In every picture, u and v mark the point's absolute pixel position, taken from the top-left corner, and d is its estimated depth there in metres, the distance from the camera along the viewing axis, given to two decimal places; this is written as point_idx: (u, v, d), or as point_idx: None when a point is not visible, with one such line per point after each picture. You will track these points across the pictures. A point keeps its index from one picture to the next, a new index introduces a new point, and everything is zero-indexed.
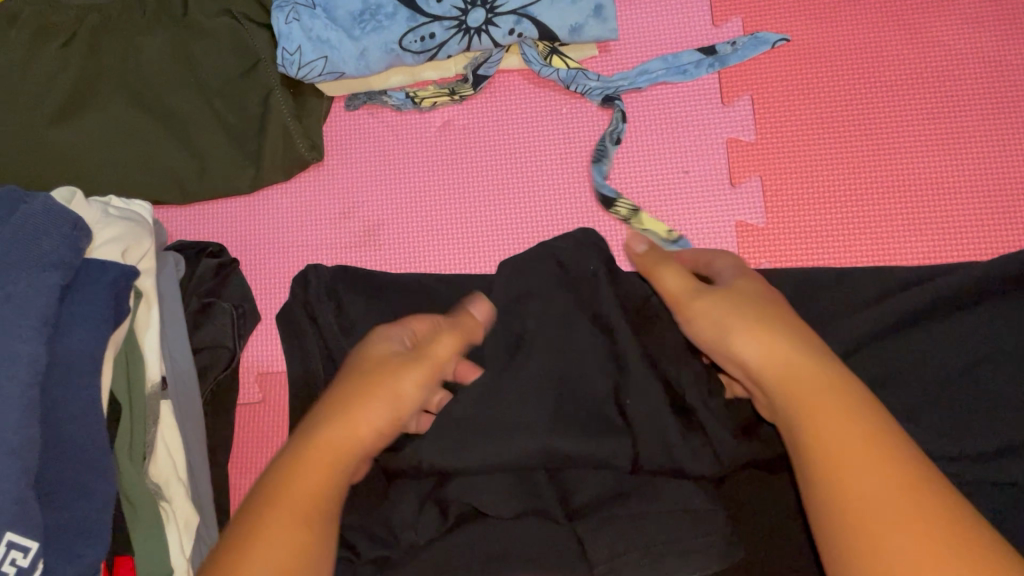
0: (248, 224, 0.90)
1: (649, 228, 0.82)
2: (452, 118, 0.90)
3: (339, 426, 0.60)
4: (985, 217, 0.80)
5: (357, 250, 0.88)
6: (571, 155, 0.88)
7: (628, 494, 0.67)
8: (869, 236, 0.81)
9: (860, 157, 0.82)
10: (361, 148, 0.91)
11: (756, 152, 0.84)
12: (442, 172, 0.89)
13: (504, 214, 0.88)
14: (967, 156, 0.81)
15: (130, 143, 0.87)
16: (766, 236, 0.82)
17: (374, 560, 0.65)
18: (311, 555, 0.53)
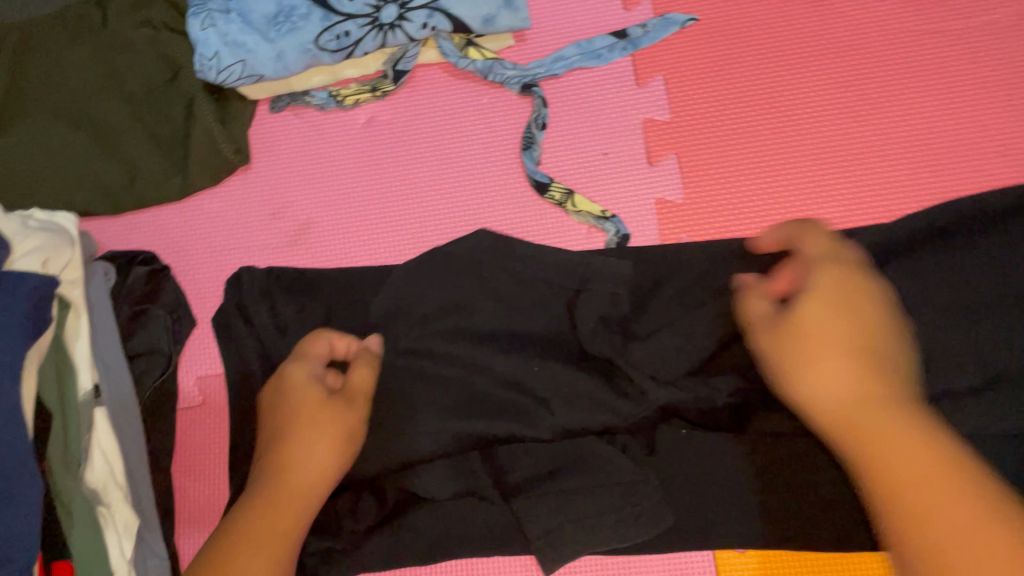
0: (180, 231, 0.91)
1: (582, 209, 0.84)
2: (375, 114, 0.91)
3: (306, 466, 0.64)
4: (894, 179, 0.82)
5: (287, 250, 0.89)
6: (493, 141, 0.89)
7: (561, 470, 0.70)
8: (784, 205, 0.83)
9: (771, 130, 0.85)
10: (288, 149, 0.92)
11: (672, 131, 0.86)
12: (368, 168, 0.90)
13: (431, 205, 0.88)
14: (873, 123, 0.84)
15: (56, 157, 0.88)
16: (686, 211, 0.84)
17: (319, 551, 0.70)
18: None
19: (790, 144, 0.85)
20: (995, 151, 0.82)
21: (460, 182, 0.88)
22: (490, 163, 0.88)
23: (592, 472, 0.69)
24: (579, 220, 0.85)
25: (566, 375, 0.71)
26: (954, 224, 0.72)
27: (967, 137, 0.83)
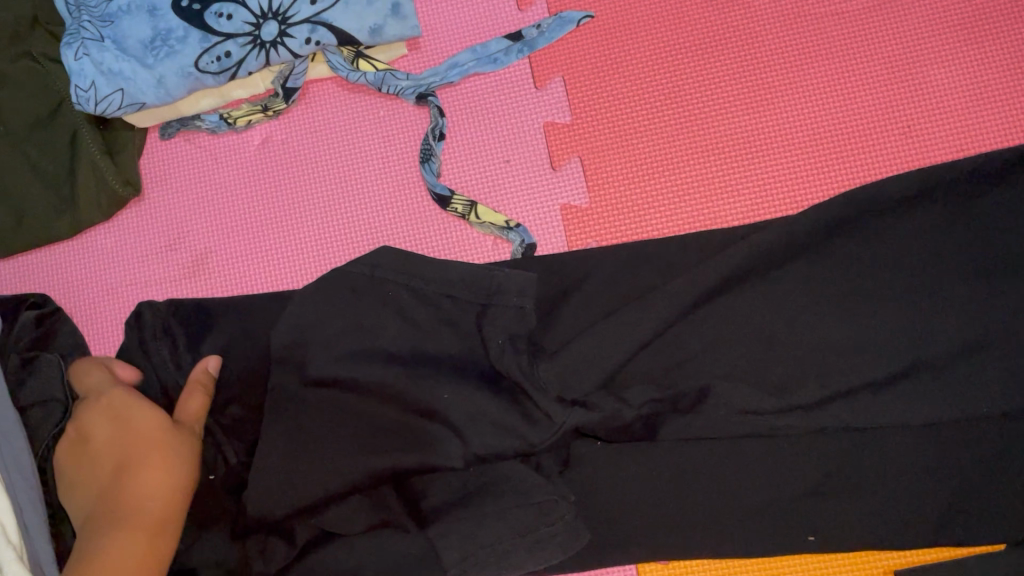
0: (75, 270, 0.87)
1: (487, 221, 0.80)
2: (270, 134, 0.88)
3: (140, 489, 0.59)
4: (799, 170, 0.81)
5: (186, 282, 0.85)
6: (393, 155, 0.86)
7: (472, 493, 0.59)
8: (691, 203, 0.81)
9: (674, 126, 0.83)
10: (181, 177, 0.88)
11: (574, 133, 0.83)
12: (266, 190, 0.87)
13: (333, 225, 0.85)
14: (775, 112, 0.82)
15: None
16: (594, 215, 0.82)
17: None
18: None
19: (694, 139, 0.83)
20: (898, 134, 0.81)
21: (360, 199, 0.85)
22: (391, 178, 0.85)
23: (512, 491, 0.58)
24: (486, 232, 0.82)
25: (471, 396, 0.61)
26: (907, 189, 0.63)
27: (871, 121, 0.81)
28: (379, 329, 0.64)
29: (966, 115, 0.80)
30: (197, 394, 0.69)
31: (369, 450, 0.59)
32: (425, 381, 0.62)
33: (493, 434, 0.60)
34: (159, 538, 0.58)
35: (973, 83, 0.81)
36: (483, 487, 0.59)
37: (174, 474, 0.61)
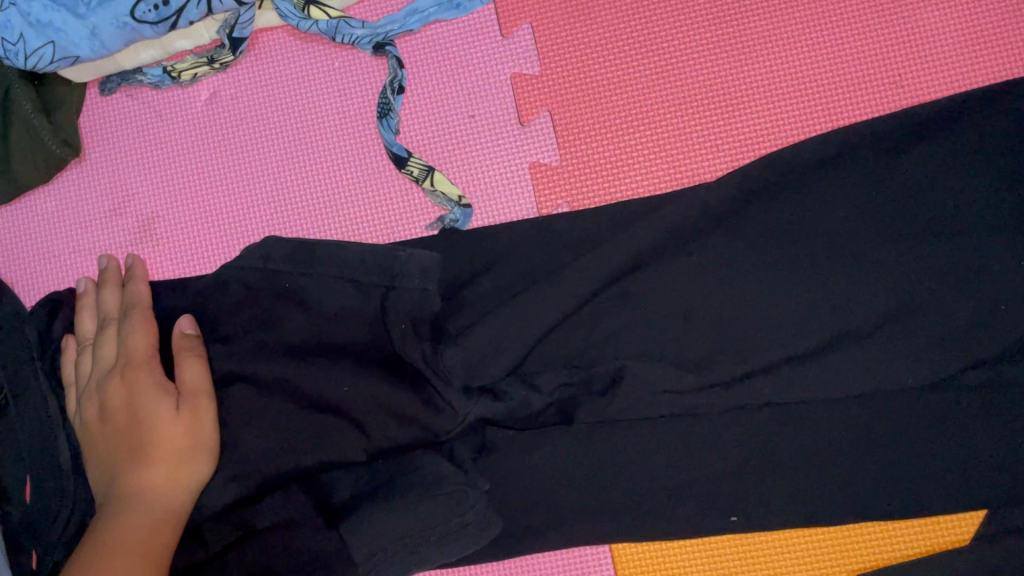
0: (13, 235, 0.82)
1: (441, 189, 0.76)
2: (217, 88, 0.82)
3: (179, 436, 0.67)
4: (782, 125, 0.76)
5: (134, 248, 0.81)
6: (349, 110, 0.80)
7: None
8: (667, 160, 0.76)
9: (649, 76, 0.77)
10: (124, 135, 0.82)
11: (543, 85, 0.78)
12: (215, 150, 0.81)
13: (287, 187, 0.80)
14: (757, 59, 0.77)
15: None
16: (564, 174, 0.77)
17: None
18: (159, 549, 0.62)
19: (670, 92, 0.77)
20: (889, 84, 0.76)
21: (316, 159, 0.80)
22: (349, 136, 0.80)
23: None
24: (436, 202, 0.77)
25: None
26: None
27: (859, 70, 0.76)
28: None
29: (961, 61, 0.75)
30: (190, 361, 0.70)
31: None
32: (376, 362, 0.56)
33: None
34: (183, 479, 0.66)
35: (968, 27, 0.76)
36: None
37: (195, 430, 0.68)
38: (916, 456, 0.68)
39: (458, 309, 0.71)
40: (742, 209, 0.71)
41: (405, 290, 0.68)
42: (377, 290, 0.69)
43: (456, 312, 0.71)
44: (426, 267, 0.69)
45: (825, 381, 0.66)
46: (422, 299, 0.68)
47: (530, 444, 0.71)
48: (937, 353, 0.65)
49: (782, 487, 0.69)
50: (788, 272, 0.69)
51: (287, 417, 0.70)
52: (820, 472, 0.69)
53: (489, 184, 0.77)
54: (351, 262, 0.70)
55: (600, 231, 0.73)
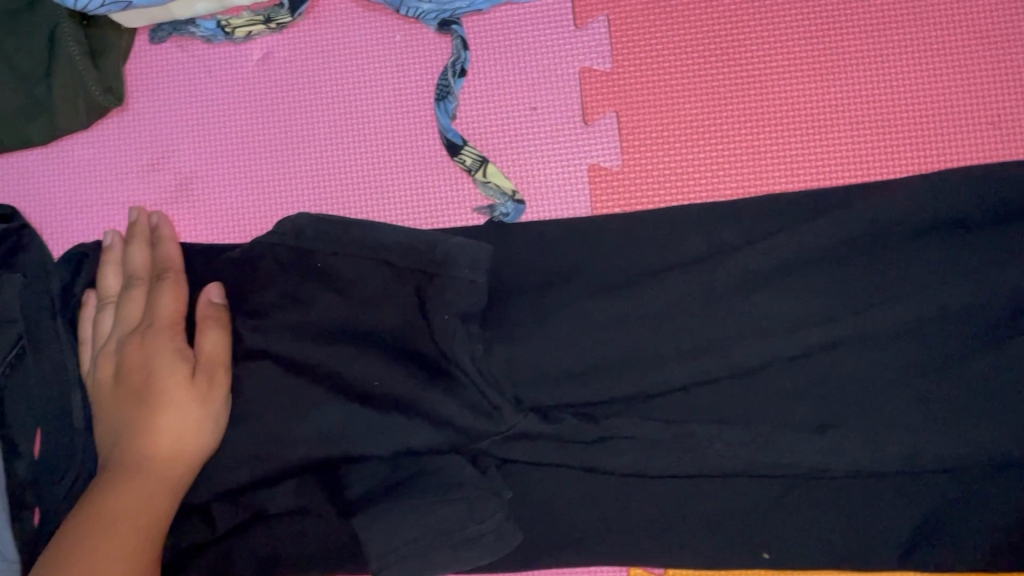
0: (45, 181, 0.79)
1: (492, 180, 0.72)
2: (270, 50, 0.78)
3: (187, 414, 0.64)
4: (864, 155, 0.71)
5: (169, 206, 0.78)
6: (405, 86, 0.76)
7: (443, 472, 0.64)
8: (735, 178, 0.72)
9: (728, 87, 0.72)
10: (170, 88, 0.79)
11: (613, 84, 0.73)
12: (262, 114, 0.78)
13: (332, 161, 0.77)
14: (845, 81, 0.72)
15: None
16: (623, 181, 0.73)
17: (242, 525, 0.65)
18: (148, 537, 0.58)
19: (748, 105, 0.72)
20: (984, 122, 0.70)
21: (365, 136, 0.76)
22: (401, 115, 0.76)
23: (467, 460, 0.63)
24: (487, 194, 0.73)
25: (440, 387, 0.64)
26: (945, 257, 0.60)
27: (954, 104, 0.71)
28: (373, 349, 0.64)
29: None
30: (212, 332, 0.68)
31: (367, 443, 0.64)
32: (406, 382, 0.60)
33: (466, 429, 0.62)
34: (186, 463, 0.63)
35: None
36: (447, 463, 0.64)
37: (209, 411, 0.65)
38: (969, 523, 0.63)
39: (499, 310, 0.68)
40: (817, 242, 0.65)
41: (451, 280, 0.64)
42: (421, 278, 0.66)
43: (496, 313, 0.67)
44: (475, 256, 0.65)
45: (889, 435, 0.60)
46: (467, 292, 0.64)
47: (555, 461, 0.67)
48: (1014, 420, 0.60)
49: (819, 536, 0.65)
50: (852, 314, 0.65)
51: (312, 399, 0.68)
52: (862, 527, 0.65)
53: (544, 181, 0.73)
54: (388, 244, 0.66)
55: (655, 246, 0.69)
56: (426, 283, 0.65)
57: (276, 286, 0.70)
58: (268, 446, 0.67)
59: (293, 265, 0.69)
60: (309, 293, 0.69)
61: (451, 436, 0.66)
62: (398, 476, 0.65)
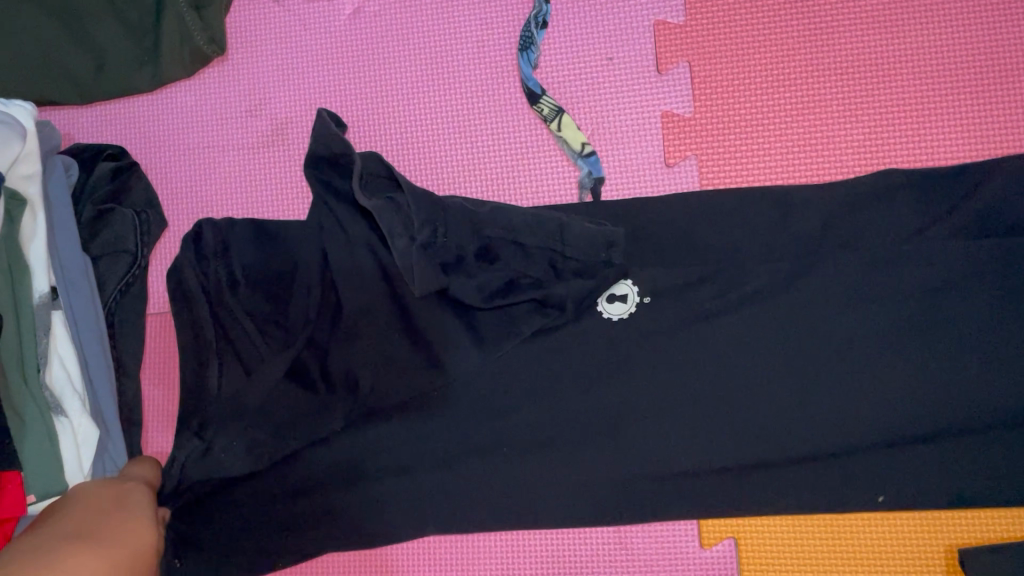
0: (152, 124, 0.85)
1: (566, 136, 0.77)
2: (362, 3, 0.83)
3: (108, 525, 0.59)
4: (927, 105, 0.75)
5: (263, 149, 0.83)
6: (488, 39, 0.81)
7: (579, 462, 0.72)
8: (802, 123, 0.76)
9: (797, 36, 0.77)
10: (267, 39, 0.84)
11: (687, 34, 0.78)
12: (353, 64, 0.83)
13: (416, 107, 0.81)
14: (909, 31, 0.76)
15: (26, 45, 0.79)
16: (694, 126, 0.77)
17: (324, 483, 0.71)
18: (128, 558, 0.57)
19: (816, 56, 0.77)
20: None
21: (451, 85, 0.81)
22: (486, 66, 0.81)
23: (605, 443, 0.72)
24: (562, 147, 0.78)
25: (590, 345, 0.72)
26: (943, 230, 0.70)
27: (1010, 56, 0.74)
28: (372, 348, 0.72)
29: None
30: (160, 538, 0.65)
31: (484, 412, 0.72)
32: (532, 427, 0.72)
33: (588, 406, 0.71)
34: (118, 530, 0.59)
35: None
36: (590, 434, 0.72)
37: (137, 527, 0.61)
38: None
39: (626, 287, 0.73)
40: (909, 227, 0.71)
41: (571, 287, 0.71)
42: (540, 282, 0.71)
43: (621, 293, 0.73)
44: (599, 239, 0.71)
45: (926, 388, 0.68)
46: (580, 279, 0.71)
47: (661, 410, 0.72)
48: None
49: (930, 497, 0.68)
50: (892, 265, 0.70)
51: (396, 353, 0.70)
52: (940, 464, 0.68)
53: (619, 130, 0.78)
54: (520, 227, 0.70)
55: (734, 196, 0.74)
56: (549, 290, 0.71)
57: (424, 269, 0.68)
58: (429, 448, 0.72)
59: (429, 255, 0.69)
60: (446, 276, 0.69)
61: (587, 401, 0.72)
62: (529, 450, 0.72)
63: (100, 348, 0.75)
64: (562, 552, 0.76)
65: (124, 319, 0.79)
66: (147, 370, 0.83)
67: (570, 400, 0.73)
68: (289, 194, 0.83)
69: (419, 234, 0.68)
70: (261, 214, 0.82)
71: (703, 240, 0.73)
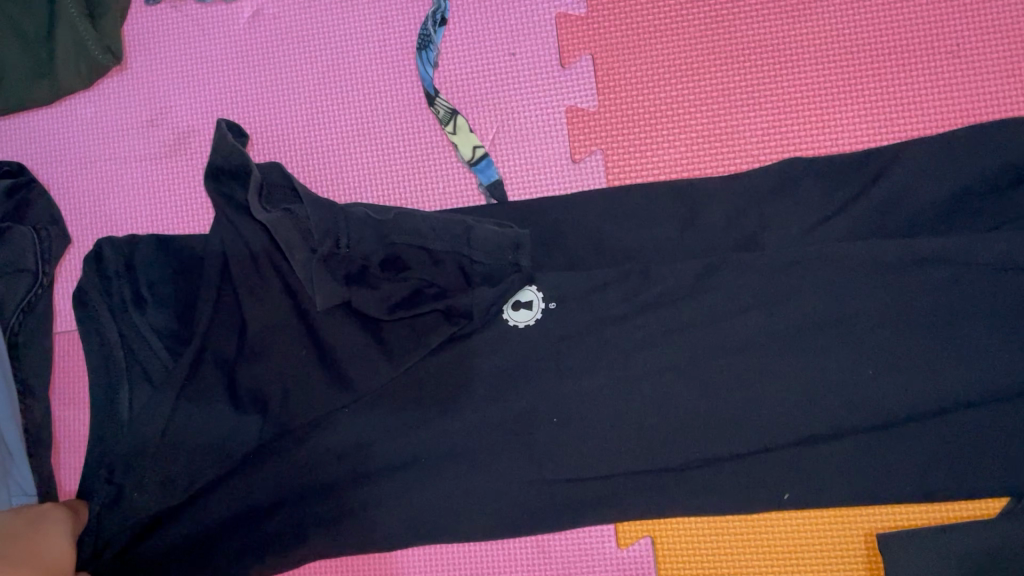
0: (52, 138, 0.83)
1: (457, 141, 0.75)
2: (261, 6, 0.81)
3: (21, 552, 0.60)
4: (830, 90, 0.74)
5: (167, 160, 0.81)
6: (389, 39, 0.80)
7: (493, 474, 0.69)
8: (707, 113, 0.75)
9: (700, 25, 0.76)
10: (166, 46, 0.82)
11: (590, 27, 0.76)
12: (254, 69, 0.81)
13: (319, 111, 0.80)
14: (811, 16, 0.75)
15: None
16: (599, 120, 0.76)
17: (233, 505, 0.69)
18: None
19: (719, 43, 0.75)
20: (945, 52, 0.73)
21: (353, 87, 0.79)
22: (388, 65, 0.79)
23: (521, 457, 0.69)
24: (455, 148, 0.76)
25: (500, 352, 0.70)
26: (859, 220, 0.68)
27: (912, 38, 0.74)
28: (273, 363, 0.68)
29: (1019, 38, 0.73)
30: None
31: (395, 425, 0.70)
32: (445, 440, 0.69)
33: (500, 415, 0.69)
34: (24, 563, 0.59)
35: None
36: (504, 445, 0.69)
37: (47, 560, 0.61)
38: (954, 454, 0.65)
39: (532, 293, 0.70)
40: (821, 216, 0.69)
41: (478, 295, 0.68)
42: (446, 291, 0.68)
43: (526, 300, 0.70)
44: (510, 242, 0.68)
45: (849, 387, 0.65)
46: (486, 286, 0.68)
47: (579, 418, 0.68)
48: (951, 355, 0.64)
49: (852, 494, 0.66)
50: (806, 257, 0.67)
51: (299, 368, 0.68)
52: (863, 463, 0.66)
53: (524, 127, 0.76)
54: (425, 230, 0.66)
55: (641, 192, 0.73)
56: (455, 299, 0.67)
57: (324, 282, 0.64)
58: (339, 465, 0.70)
59: (329, 267, 0.65)
60: (348, 290, 0.66)
61: (500, 411, 0.69)
62: (443, 464, 0.69)
63: None
64: (483, 561, 0.75)
65: (26, 341, 0.76)
66: (56, 389, 0.81)
67: (483, 413, 0.69)
68: (194, 205, 0.81)
69: (319, 246, 0.64)
70: (166, 227, 0.80)
71: (612, 239, 0.72)
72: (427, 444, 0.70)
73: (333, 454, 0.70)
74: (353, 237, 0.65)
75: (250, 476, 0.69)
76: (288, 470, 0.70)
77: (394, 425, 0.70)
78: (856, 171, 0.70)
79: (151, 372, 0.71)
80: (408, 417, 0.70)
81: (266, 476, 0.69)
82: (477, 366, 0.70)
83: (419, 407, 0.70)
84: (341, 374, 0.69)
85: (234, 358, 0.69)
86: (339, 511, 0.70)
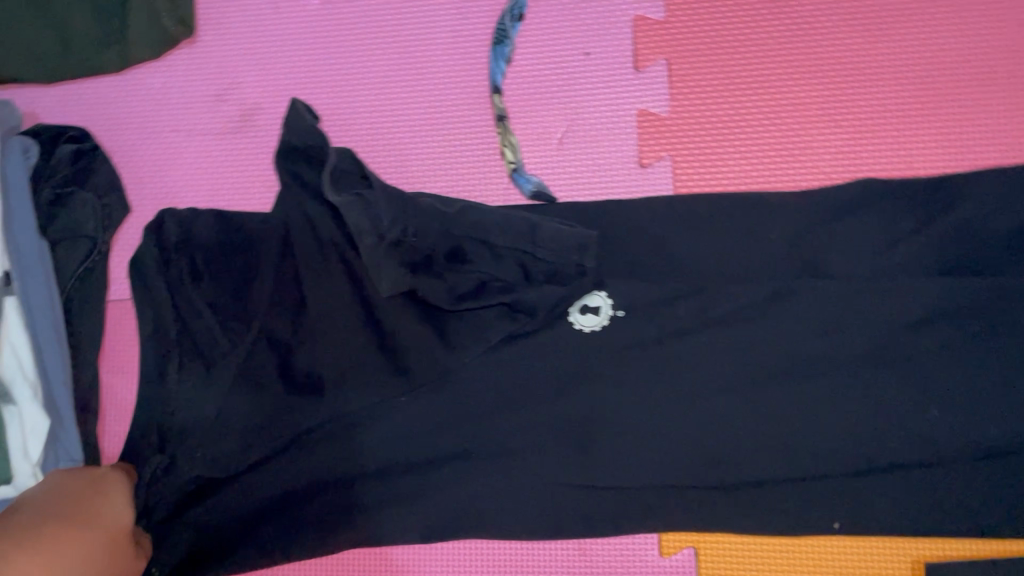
0: (117, 106, 0.83)
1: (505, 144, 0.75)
2: None
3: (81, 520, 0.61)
4: (907, 113, 0.73)
5: (230, 136, 0.81)
6: (462, 31, 0.79)
7: (543, 474, 0.69)
8: (780, 127, 0.75)
9: (778, 39, 0.75)
10: (239, 22, 0.82)
11: (667, 32, 0.76)
12: (324, 52, 0.81)
13: (387, 97, 0.79)
14: (891, 39, 0.74)
15: None
16: (670, 126, 0.75)
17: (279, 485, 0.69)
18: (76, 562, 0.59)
19: (797, 58, 0.75)
20: None
21: (423, 76, 0.79)
22: (459, 57, 0.79)
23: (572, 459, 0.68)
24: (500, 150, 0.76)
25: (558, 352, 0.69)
26: (930, 244, 0.67)
27: (993, 66, 0.73)
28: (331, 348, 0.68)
29: None
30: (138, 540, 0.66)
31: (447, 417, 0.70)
32: (497, 436, 0.69)
33: (554, 415, 0.69)
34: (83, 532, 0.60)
35: None
36: (556, 446, 0.68)
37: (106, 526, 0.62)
38: (1013, 488, 0.64)
39: (600, 298, 0.69)
40: (892, 238, 0.68)
41: (543, 291, 0.67)
42: (510, 286, 0.67)
43: (594, 306, 0.69)
44: (575, 241, 0.67)
45: (911, 412, 0.64)
46: (551, 283, 0.67)
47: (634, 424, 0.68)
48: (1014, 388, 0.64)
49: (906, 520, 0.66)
50: (874, 279, 0.67)
51: (356, 354, 0.68)
52: (918, 489, 0.65)
53: (593, 127, 0.76)
54: (490, 224, 0.66)
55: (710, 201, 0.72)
56: (521, 293, 0.66)
57: (389, 268, 0.65)
58: (390, 453, 0.69)
59: (395, 255, 0.65)
60: (413, 278, 0.65)
61: (554, 411, 0.69)
62: (493, 460, 0.69)
63: (55, 336, 0.73)
64: (522, 559, 0.75)
65: (81, 306, 0.76)
66: (105, 356, 0.81)
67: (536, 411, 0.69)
68: (255, 183, 0.81)
69: (388, 232, 0.65)
70: (225, 202, 0.80)
71: (677, 246, 0.71)
72: (478, 438, 0.69)
73: (384, 442, 0.70)
74: (420, 227, 0.66)
75: (299, 457, 0.69)
76: (338, 455, 0.69)
77: (446, 417, 0.70)
78: (931, 194, 0.69)
79: (204, 350, 0.69)
80: (461, 409, 0.70)
81: (315, 459, 0.69)
82: (534, 364, 0.70)
83: (473, 402, 0.70)
84: (395, 362, 0.68)
85: (292, 338, 0.69)
86: (386, 498, 0.69)
